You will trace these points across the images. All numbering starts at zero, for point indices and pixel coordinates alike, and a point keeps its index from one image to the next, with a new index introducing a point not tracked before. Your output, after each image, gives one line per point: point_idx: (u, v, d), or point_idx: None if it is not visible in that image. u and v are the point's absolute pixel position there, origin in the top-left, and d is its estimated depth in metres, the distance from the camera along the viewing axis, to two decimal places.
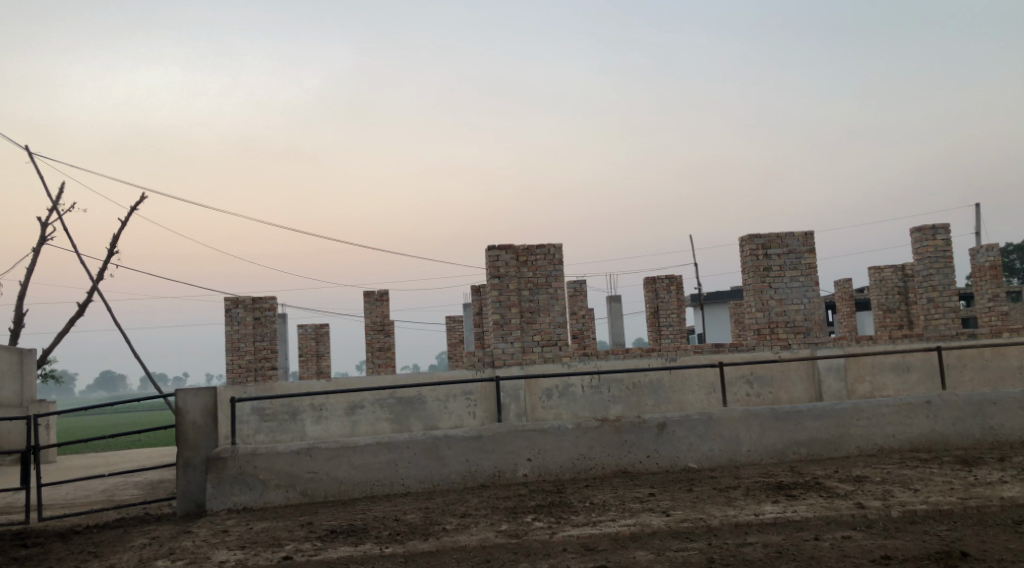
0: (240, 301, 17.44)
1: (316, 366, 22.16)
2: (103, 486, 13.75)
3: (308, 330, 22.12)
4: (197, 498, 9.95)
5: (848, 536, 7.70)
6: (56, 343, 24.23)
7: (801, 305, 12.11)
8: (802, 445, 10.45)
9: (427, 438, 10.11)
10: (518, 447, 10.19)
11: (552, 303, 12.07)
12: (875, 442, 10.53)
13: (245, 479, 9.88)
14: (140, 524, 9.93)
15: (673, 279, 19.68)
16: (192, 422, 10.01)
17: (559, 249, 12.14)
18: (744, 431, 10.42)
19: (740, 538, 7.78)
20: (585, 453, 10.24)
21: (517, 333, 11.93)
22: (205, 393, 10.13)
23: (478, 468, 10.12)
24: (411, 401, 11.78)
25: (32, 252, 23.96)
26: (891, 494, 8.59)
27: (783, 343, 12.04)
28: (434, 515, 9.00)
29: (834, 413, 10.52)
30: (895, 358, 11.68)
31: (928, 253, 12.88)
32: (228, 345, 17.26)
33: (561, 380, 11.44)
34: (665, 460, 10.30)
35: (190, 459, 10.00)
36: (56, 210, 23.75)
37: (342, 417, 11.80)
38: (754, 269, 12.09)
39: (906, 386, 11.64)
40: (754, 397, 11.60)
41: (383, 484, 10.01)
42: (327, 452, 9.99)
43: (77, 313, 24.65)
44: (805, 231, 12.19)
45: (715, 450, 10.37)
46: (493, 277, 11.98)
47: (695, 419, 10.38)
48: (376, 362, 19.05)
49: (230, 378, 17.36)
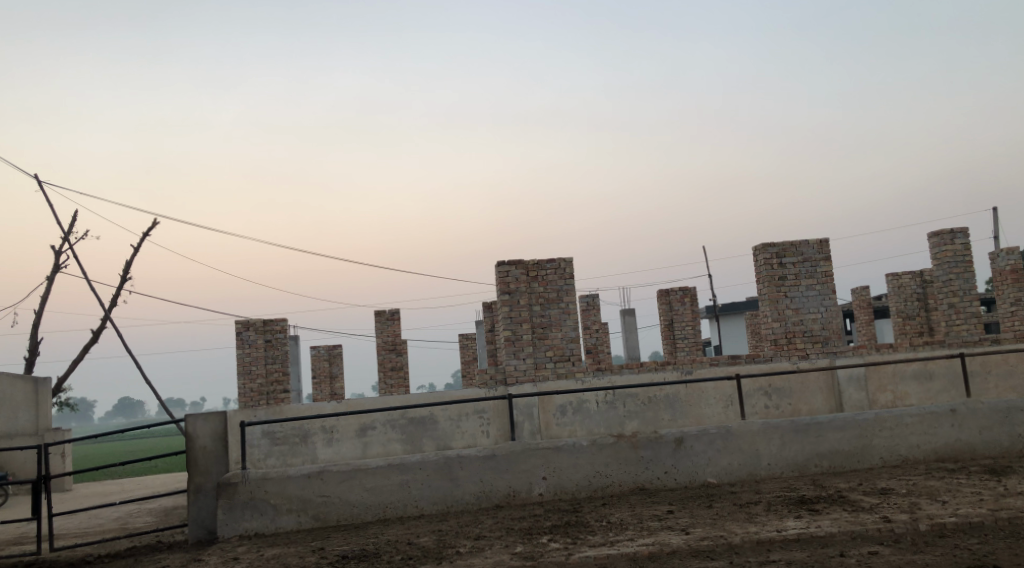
0: (251, 324, 17.31)
1: (330, 388, 22.00)
2: (116, 514, 13.58)
3: (321, 351, 21.98)
4: (208, 525, 9.76)
5: (875, 551, 7.44)
6: (69, 371, 24.15)
7: (818, 314, 11.87)
8: (824, 457, 10.19)
9: (439, 458, 9.91)
10: (533, 466, 9.97)
11: (564, 318, 11.87)
12: (899, 453, 10.27)
13: (256, 505, 9.69)
14: (152, 553, 9.75)
15: (688, 291, 19.50)
16: (202, 447, 9.83)
17: (569, 262, 11.94)
18: (764, 444, 10.17)
19: (763, 556, 7.53)
20: (601, 471, 10.01)
21: (529, 349, 11.73)
22: (215, 417, 9.95)
23: (492, 488, 9.91)
24: (423, 421, 11.58)
25: (46, 281, 23.96)
26: (919, 507, 8.32)
27: (801, 354, 11.80)
28: (447, 538, 8.79)
29: (855, 424, 10.26)
30: (917, 367, 11.41)
31: (947, 258, 12.62)
32: (240, 369, 17.12)
33: (574, 396, 11.20)
34: (684, 475, 10.06)
35: (201, 485, 9.82)
36: (68, 238, 23.74)
37: (353, 439, 11.61)
38: (770, 279, 11.85)
39: (929, 395, 11.37)
40: (774, 410, 11.33)
41: (395, 506, 9.80)
42: (339, 476, 9.79)
43: (91, 340, 24.58)
44: (820, 239, 11.95)
45: (735, 464, 10.12)
46: (504, 292, 11.80)
47: (713, 433, 10.14)
48: (388, 382, 18.87)
49: (242, 402, 17.20)
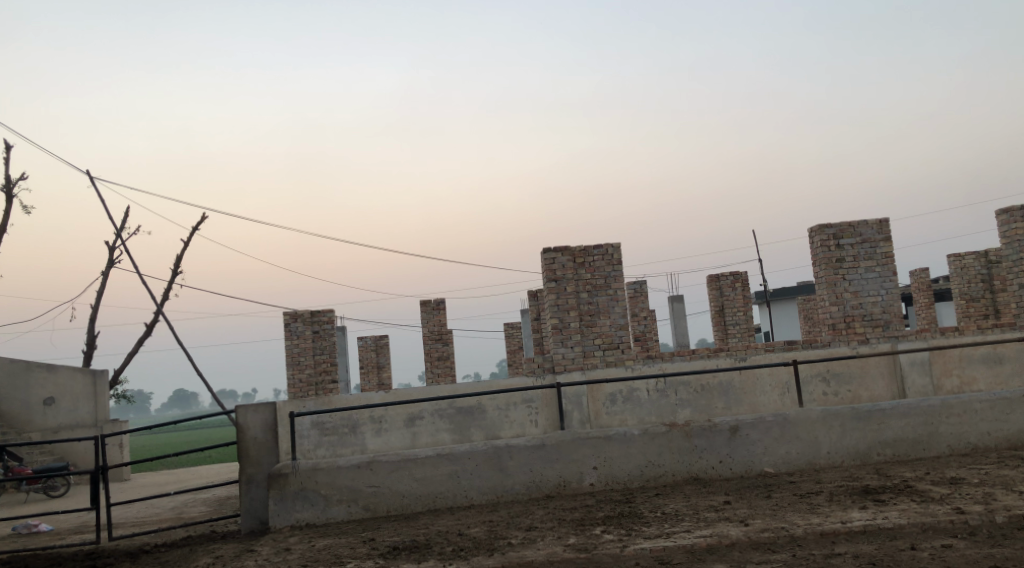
0: (298, 315, 17.28)
1: (378, 377, 21.93)
2: (172, 503, 13.64)
3: (368, 342, 21.93)
4: (261, 515, 9.71)
5: (949, 545, 7.10)
6: (124, 365, 24.45)
7: (878, 297, 11.46)
8: (887, 445, 9.83)
9: (488, 448, 9.73)
10: (584, 455, 9.75)
11: (612, 305, 11.61)
12: (967, 440, 9.87)
13: (307, 495, 9.59)
14: (206, 543, 9.70)
15: (738, 276, 19.15)
16: (254, 438, 9.76)
17: (617, 248, 11.67)
18: (824, 432, 9.83)
19: (828, 549, 7.23)
20: (655, 460, 9.76)
21: (577, 338, 11.49)
22: (264, 408, 9.87)
23: (543, 478, 9.70)
24: (471, 411, 11.38)
25: (100, 276, 24.30)
26: (994, 497, 7.94)
27: (861, 338, 11.39)
28: (499, 529, 8.61)
29: (920, 410, 9.87)
30: (986, 350, 10.97)
31: (1017, 236, 12.10)
32: (289, 360, 17.09)
33: (625, 385, 10.96)
34: (739, 465, 9.77)
35: (252, 476, 9.77)
36: (121, 235, 24.05)
37: (402, 429, 11.50)
38: (827, 261, 11.47)
39: (999, 379, 10.93)
40: (833, 397, 10.97)
41: (445, 497, 9.64)
42: (388, 466, 9.65)
43: (144, 334, 24.83)
44: (879, 219, 11.53)
45: (793, 454, 9.80)
46: (550, 280, 11.56)
47: (770, 421, 9.82)
48: (435, 372, 18.71)
49: (291, 393, 17.19)
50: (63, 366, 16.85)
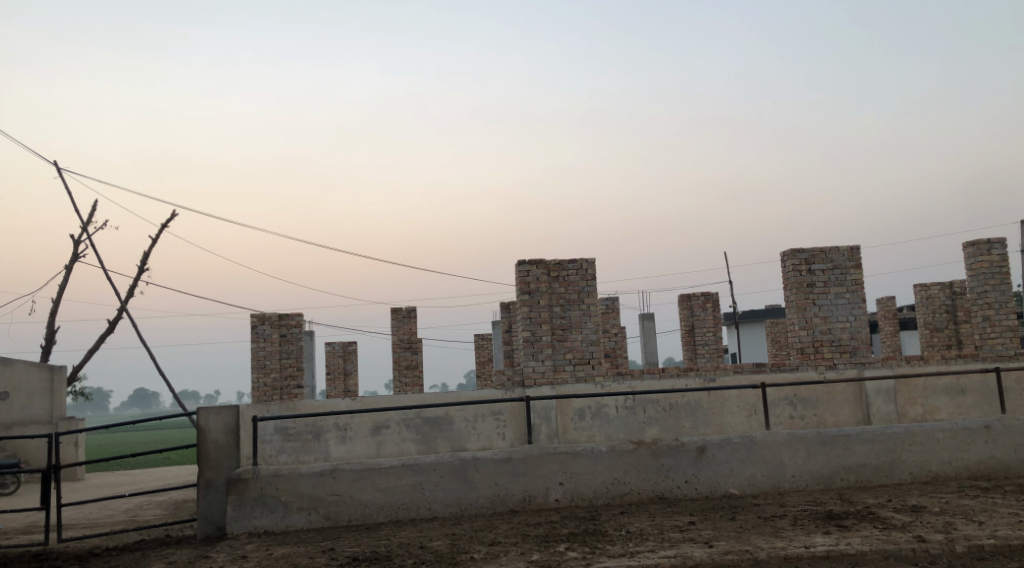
0: (267, 318, 17.10)
1: (344, 384, 21.75)
2: (126, 505, 13.40)
3: (336, 347, 21.77)
4: (218, 521, 9.57)
5: None
6: (83, 361, 24.04)
7: (847, 323, 11.55)
8: (851, 471, 9.89)
9: (454, 460, 9.66)
10: (549, 470, 9.71)
11: (585, 321, 11.59)
12: (929, 469, 9.95)
13: (266, 502, 9.47)
14: (160, 547, 9.54)
15: (710, 296, 19.24)
16: (214, 441, 9.63)
17: (592, 263, 11.66)
18: (789, 455, 9.87)
19: None
20: (620, 478, 9.75)
21: (548, 351, 11.47)
22: (227, 412, 9.74)
23: (508, 492, 9.65)
24: (438, 421, 11.27)
25: (65, 271, 23.93)
26: (955, 527, 8.01)
27: (828, 363, 11.46)
28: (461, 543, 8.53)
29: (885, 437, 9.95)
30: (949, 381, 11.11)
31: (983, 268, 12.26)
32: (254, 363, 16.90)
33: (593, 401, 10.94)
34: (705, 485, 9.78)
35: (211, 480, 9.63)
36: (88, 229, 23.69)
37: (367, 437, 11.27)
38: (798, 286, 11.55)
39: (962, 409, 11.07)
40: (799, 420, 11.00)
41: (407, 508, 9.56)
42: (351, 475, 9.56)
43: (106, 331, 24.46)
44: (851, 246, 11.64)
45: (758, 476, 9.83)
46: (524, 292, 11.53)
47: (737, 442, 9.85)
48: (403, 381, 18.62)
49: (255, 397, 16.99)
50: (19, 361, 16.52)
